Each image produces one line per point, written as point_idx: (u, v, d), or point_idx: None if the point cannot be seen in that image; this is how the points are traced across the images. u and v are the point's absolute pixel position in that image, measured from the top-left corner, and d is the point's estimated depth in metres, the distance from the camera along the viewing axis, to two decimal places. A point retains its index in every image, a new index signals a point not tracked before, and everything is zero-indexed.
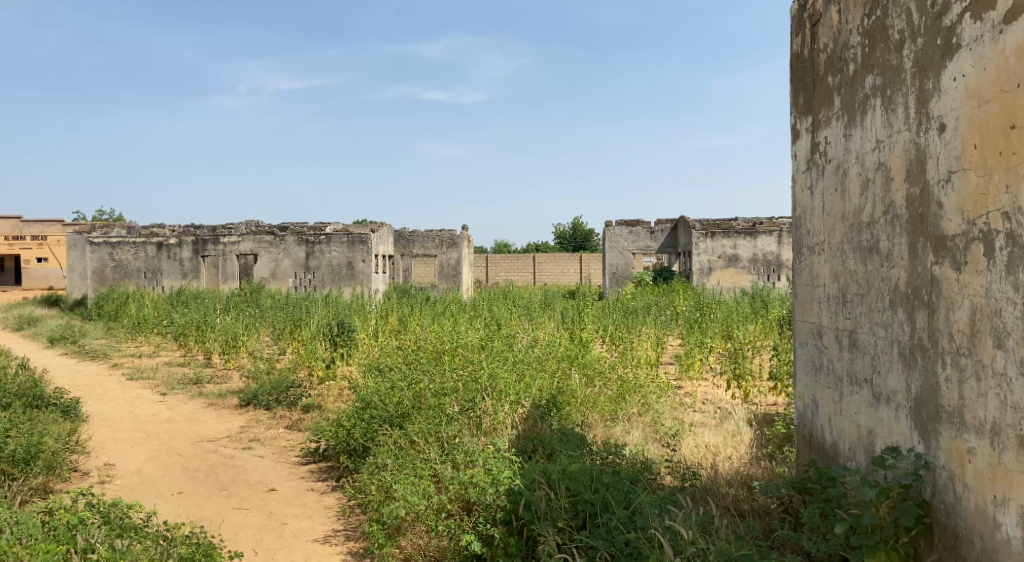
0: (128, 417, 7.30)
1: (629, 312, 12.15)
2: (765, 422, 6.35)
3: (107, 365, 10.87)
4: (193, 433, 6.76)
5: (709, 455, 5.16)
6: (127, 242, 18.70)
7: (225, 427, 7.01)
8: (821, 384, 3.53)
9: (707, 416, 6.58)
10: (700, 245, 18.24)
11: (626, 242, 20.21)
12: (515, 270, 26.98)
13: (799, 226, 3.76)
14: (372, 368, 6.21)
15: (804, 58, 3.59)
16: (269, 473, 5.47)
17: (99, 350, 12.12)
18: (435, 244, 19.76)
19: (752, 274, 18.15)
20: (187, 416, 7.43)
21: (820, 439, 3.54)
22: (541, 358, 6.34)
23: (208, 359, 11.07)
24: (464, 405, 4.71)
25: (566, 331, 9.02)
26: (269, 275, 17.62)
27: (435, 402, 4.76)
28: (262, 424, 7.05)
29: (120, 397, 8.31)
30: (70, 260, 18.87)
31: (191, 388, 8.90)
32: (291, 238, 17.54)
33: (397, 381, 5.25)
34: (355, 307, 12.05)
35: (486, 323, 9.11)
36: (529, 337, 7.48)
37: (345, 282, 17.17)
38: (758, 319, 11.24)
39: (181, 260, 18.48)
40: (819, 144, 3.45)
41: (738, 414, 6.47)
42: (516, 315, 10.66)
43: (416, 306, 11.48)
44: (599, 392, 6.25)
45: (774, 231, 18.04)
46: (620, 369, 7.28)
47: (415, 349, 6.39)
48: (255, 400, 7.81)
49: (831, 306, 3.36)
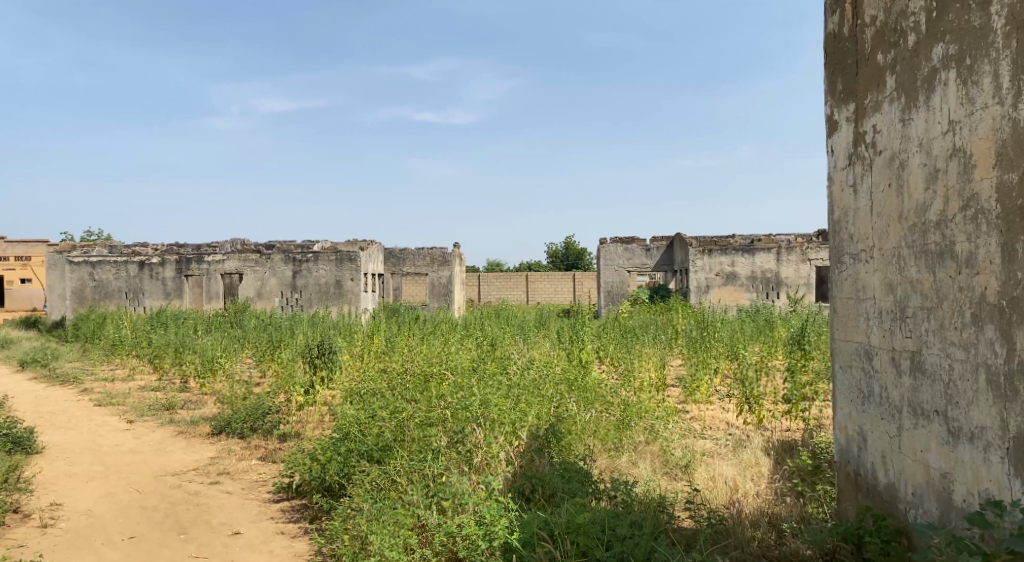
0: (88, 448, 6.69)
1: (627, 331, 11.60)
2: (784, 451, 5.81)
3: (77, 389, 10.26)
4: (157, 466, 6.16)
5: (727, 491, 4.65)
6: (108, 261, 18.10)
7: (193, 458, 6.41)
8: (871, 415, 3.03)
9: (720, 444, 6.05)
10: (697, 262, 17.83)
11: (621, 260, 19.73)
12: (508, 288, 26.49)
13: (838, 232, 3.28)
14: (354, 394, 5.63)
15: (843, 37, 3.13)
16: (236, 513, 4.88)
17: (70, 373, 11.50)
18: (427, 262, 19.26)
19: (751, 292, 17.70)
20: (153, 446, 6.83)
21: (871, 480, 3.03)
22: (538, 379, 5.75)
23: (185, 383, 10.45)
24: (454, 435, 4.14)
25: (564, 351, 8.48)
26: (255, 294, 17.02)
27: (420, 433, 4.19)
28: (234, 455, 6.46)
29: (83, 425, 7.70)
30: (48, 280, 18.24)
31: (162, 414, 8.29)
32: (277, 257, 16.97)
33: (378, 408, 4.68)
34: (341, 326, 11.50)
35: (478, 343, 8.57)
36: (524, 357, 6.96)
37: (333, 301, 16.59)
38: (762, 339, 10.76)
39: (164, 279, 17.85)
40: (865, 133, 2.98)
41: (754, 442, 5.96)
42: (511, 335, 10.14)
43: (405, 326, 10.94)
44: (604, 418, 5.68)
45: (772, 248, 17.62)
46: (623, 392, 6.75)
47: (400, 373, 5.83)
48: (228, 428, 7.21)
49: (884, 323, 2.87)
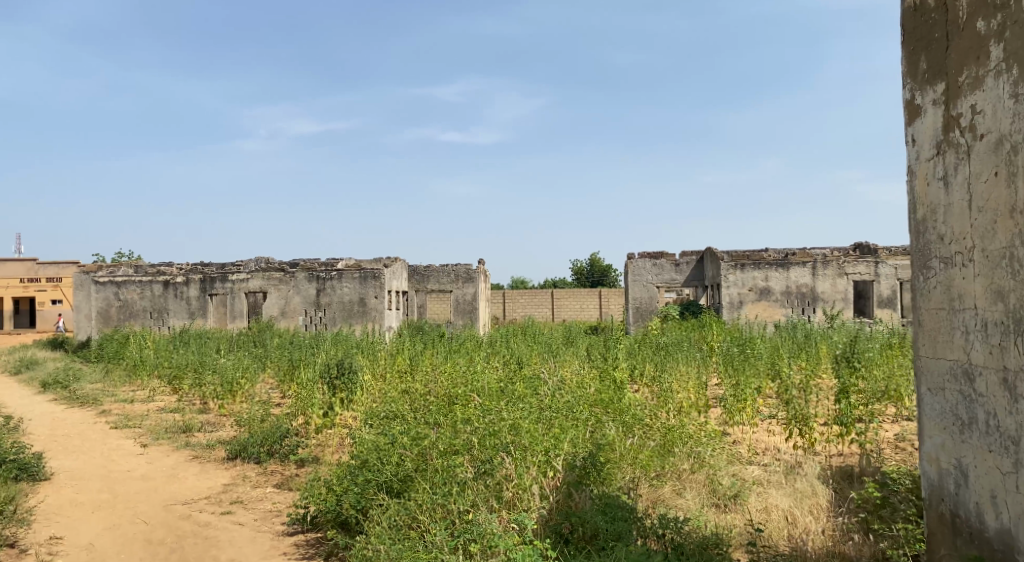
0: (98, 474, 6.40)
1: (660, 349, 11.10)
2: (843, 479, 5.32)
3: (95, 411, 10.04)
4: (167, 493, 5.84)
5: (785, 527, 4.20)
6: (133, 281, 18.09)
7: (206, 485, 6.08)
8: (973, 447, 2.57)
9: (768, 470, 5.57)
10: (729, 278, 17.24)
11: (650, 275, 19.21)
12: (533, 305, 26.05)
13: (923, 233, 2.85)
14: (374, 417, 5.23)
15: (928, 7, 2.74)
16: (245, 547, 4.50)
17: (91, 394, 11.33)
18: (451, 280, 18.96)
19: (786, 308, 17.05)
20: (165, 472, 6.51)
21: (977, 524, 2.56)
22: (572, 401, 5.29)
23: (204, 404, 10.19)
24: (481, 464, 3.73)
25: (596, 370, 8.02)
26: (279, 313, 16.82)
27: (443, 462, 3.77)
28: (248, 482, 6.10)
29: (96, 449, 7.43)
30: (75, 301, 18.29)
31: (179, 437, 8.00)
32: (301, 274, 16.77)
33: (398, 433, 4.28)
34: (365, 345, 11.19)
35: (506, 362, 8.16)
36: (556, 377, 6.56)
37: (357, 319, 16.32)
38: (804, 357, 10.19)
39: (188, 298, 17.76)
40: (959, 116, 2.56)
41: (808, 469, 5.46)
42: (538, 353, 9.71)
43: (429, 344, 10.56)
44: (644, 445, 5.21)
45: (808, 262, 17.01)
46: (662, 415, 6.28)
47: (424, 395, 5.46)
48: (244, 453, 6.87)
49: (990, 337, 2.42)
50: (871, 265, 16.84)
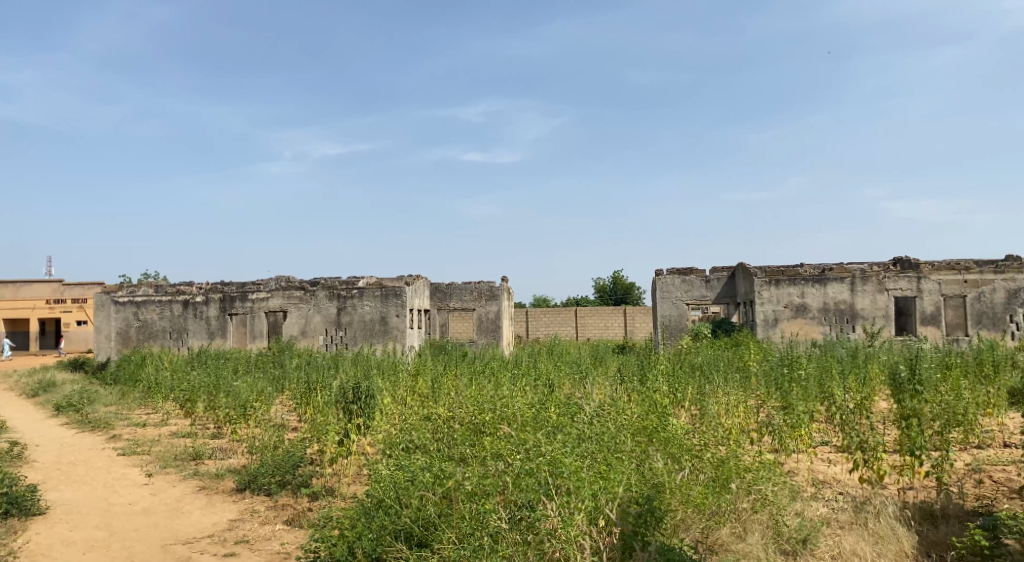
0: (97, 508, 5.96)
1: (694, 371, 10.45)
2: (926, 521, 4.62)
3: (106, 437, 9.66)
4: (168, 530, 5.36)
5: None
6: (153, 300, 17.86)
7: (210, 521, 5.55)
8: None
9: (836, 508, 4.88)
10: (763, 294, 16.53)
11: (679, 292, 18.55)
12: (556, 324, 25.41)
13: None
14: (393, 448, 4.67)
15: None
16: None
17: (103, 417, 10.98)
18: (473, 297, 18.48)
19: (824, 325, 16.23)
20: (169, 505, 6.03)
21: None
22: (612, 429, 4.70)
23: (217, 428, 9.76)
24: (516, 509, 3.15)
25: (633, 393, 7.39)
26: (299, 333, 16.42)
27: (470, 506, 3.20)
28: (255, 519, 5.55)
29: (99, 479, 7.05)
30: (96, 321, 18.12)
31: (187, 466, 7.55)
32: (322, 293, 16.38)
33: (419, 469, 3.72)
34: (385, 365, 10.69)
35: (535, 384, 7.58)
36: (590, 401, 5.97)
37: (378, 338, 15.86)
38: (852, 378, 9.47)
39: (207, 318, 17.46)
40: None
41: (886, 507, 4.75)
42: (569, 374, 9.11)
43: (451, 365, 10.03)
44: (698, 480, 4.56)
45: (846, 277, 16.25)
46: (710, 443, 5.62)
47: (448, 423, 4.90)
48: (254, 484, 6.35)
49: None
50: (913, 280, 16.04)
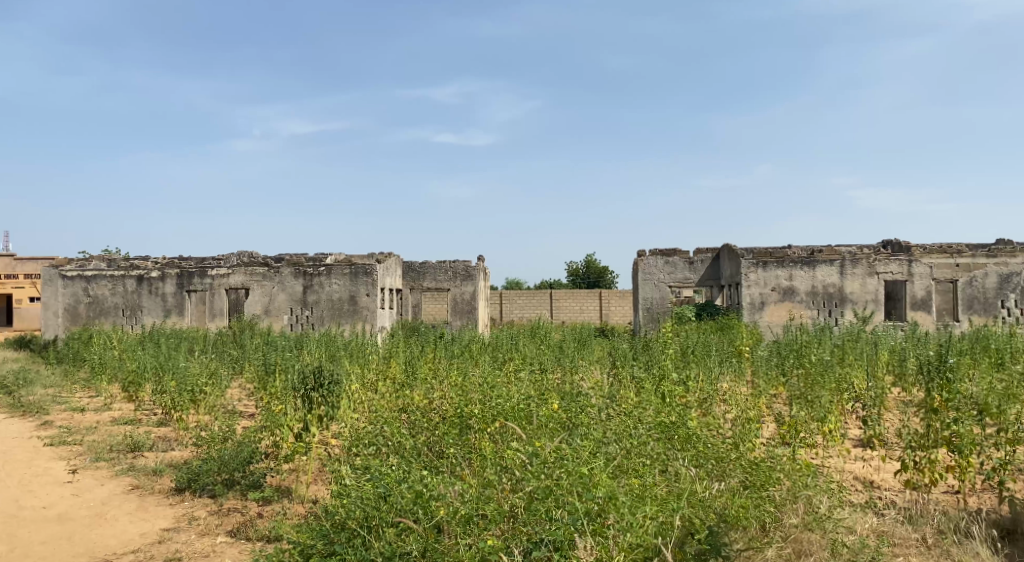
0: (2, 514, 4.96)
1: (688, 355, 9.72)
2: (999, 538, 3.87)
3: (36, 423, 8.57)
4: (83, 544, 4.39)
5: None
6: (104, 275, 16.54)
7: (138, 531, 4.60)
8: None
9: (891, 518, 4.08)
10: (750, 277, 15.83)
11: (661, 274, 17.83)
12: (531, 306, 24.56)
13: None
14: (358, 446, 3.76)
15: None
16: None
17: (38, 401, 9.84)
18: (448, 277, 17.53)
19: (811, 310, 15.61)
20: (91, 510, 5.04)
21: None
22: (627, 426, 3.87)
23: (163, 416, 8.72)
24: (533, 547, 2.28)
25: (634, 381, 6.58)
26: (262, 311, 15.29)
27: (469, 543, 2.33)
28: (193, 528, 4.60)
29: (15, 476, 6.01)
30: (43, 297, 16.76)
31: (122, 459, 6.54)
32: (287, 270, 15.29)
33: (396, 482, 2.82)
34: (354, 347, 9.74)
35: (523, 370, 6.73)
36: (591, 391, 5.10)
37: (346, 318, 14.85)
38: (856, 365, 8.80)
39: (163, 295, 16.21)
40: None
41: (950, 523, 3.97)
42: (556, 359, 8.26)
43: (426, 347, 9.13)
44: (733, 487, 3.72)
45: (836, 260, 15.65)
46: (736, 436, 4.78)
47: (426, 417, 4.00)
48: (196, 484, 5.39)
49: None
50: (904, 264, 15.49)
